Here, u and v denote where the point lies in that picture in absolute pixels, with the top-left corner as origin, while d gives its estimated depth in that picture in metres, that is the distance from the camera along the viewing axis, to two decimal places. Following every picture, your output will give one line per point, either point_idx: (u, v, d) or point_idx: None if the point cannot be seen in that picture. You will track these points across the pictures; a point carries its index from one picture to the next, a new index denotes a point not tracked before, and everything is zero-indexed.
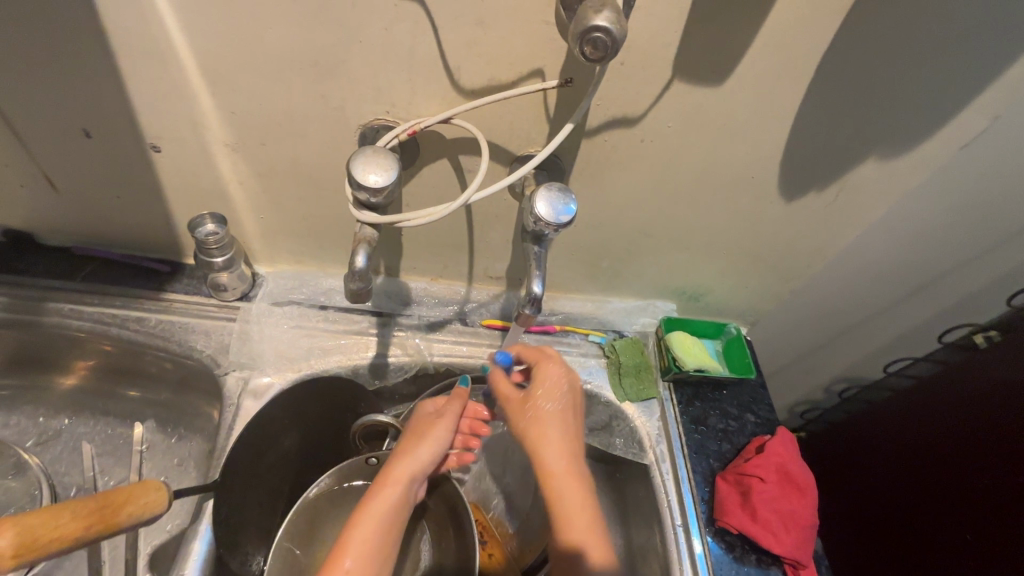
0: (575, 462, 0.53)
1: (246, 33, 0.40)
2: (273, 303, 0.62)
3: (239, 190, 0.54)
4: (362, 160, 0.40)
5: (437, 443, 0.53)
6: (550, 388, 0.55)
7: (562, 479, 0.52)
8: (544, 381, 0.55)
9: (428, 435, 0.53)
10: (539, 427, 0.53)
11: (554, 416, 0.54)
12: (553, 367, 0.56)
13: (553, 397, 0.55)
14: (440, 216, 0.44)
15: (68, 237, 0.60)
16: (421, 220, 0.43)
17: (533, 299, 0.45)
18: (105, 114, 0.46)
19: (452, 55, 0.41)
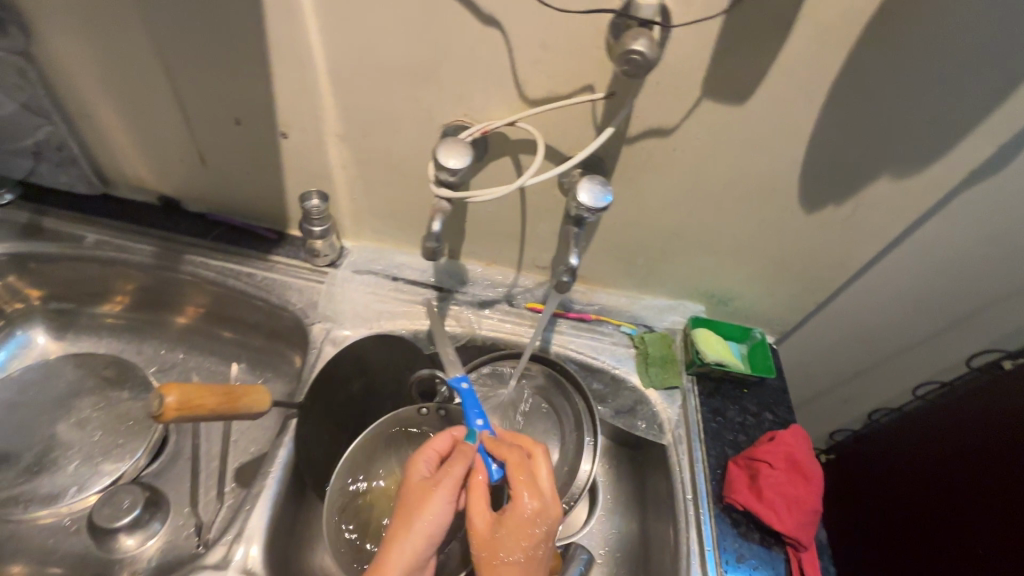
0: None
1: (368, 47, 0.52)
2: (355, 272, 0.74)
3: (340, 173, 0.67)
4: (443, 147, 0.51)
5: (422, 530, 0.52)
6: (518, 528, 0.53)
7: None
8: (519, 521, 0.53)
9: (403, 546, 0.52)
10: (496, 571, 0.52)
11: (516, 563, 0.52)
12: (530, 505, 0.54)
13: (523, 546, 0.53)
14: (501, 195, 0.54)
15: (204, 205, 0.75)
16: (486, 198, 0.53)
17: (569, 270, 0.55)
18: (254, 106, 0.60)
19: (521, 71, 0.52)
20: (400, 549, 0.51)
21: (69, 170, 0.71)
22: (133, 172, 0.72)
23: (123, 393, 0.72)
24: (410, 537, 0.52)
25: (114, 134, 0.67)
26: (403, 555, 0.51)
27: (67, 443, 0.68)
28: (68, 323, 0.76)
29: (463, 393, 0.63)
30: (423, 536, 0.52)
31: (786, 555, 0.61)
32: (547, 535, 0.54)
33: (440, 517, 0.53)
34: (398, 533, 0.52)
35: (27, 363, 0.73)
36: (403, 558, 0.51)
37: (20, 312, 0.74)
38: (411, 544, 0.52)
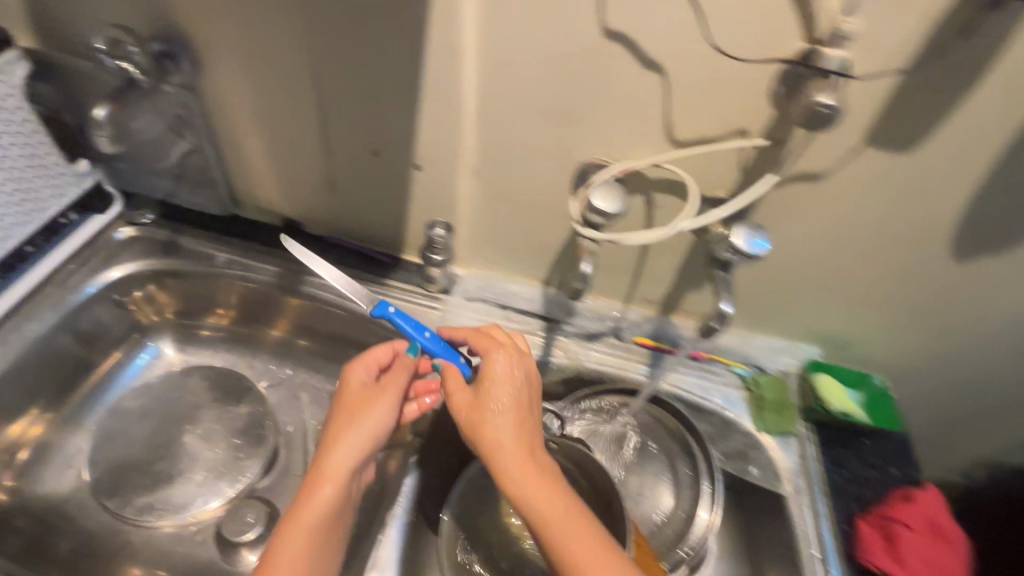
0: (531, 452, 0.50)
1: (522, 90, 0.54)
2: (467, 298, 0.75)
3: (466, 204, 0.68)
4: (599, 194, 0.51)
5: (375, 417, 0.56)
6: (495, 385, 0.54)
7: (521, 476, 0.48)
8: (496, 373, 0.55)
9: (350, 433, 0.55)
10: (489, 426, 0.51)
11: (506, 410, 0.52)
12: (502, 357, 0.57)
13: (506, 392, 0.54)
14: (655, 238, 0.51)
15: (324, 229, 0.77)
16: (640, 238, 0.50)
17: (721, 316, 0.51)
18: (395, 138, 0.62)
19: (675, 115, 0.52)
20: (346, 441, 0.54)
21: (205, 191, 0.75)
22: (263, 194, 0.75)
23: (240, 407, 0.75)
24: (357, 430, 0.55)
25: (253, 159, 0.70)
26: (349, 443, 0.54)
27: (190, 454, 0.70)
28: (189, 335, 0.79)
29: (394, 316, 0.62)
30: (376, 422, 0.56)
31: None
32: (528, 380, 0.56)
33: (386, 413, 0.57)
34: (341, 429, 0.55)
35: (161, 374, 0.77)
36: (351, 448, 0.54)
37: (152, 324, 0.77)
38: (359, 432, 0.55)
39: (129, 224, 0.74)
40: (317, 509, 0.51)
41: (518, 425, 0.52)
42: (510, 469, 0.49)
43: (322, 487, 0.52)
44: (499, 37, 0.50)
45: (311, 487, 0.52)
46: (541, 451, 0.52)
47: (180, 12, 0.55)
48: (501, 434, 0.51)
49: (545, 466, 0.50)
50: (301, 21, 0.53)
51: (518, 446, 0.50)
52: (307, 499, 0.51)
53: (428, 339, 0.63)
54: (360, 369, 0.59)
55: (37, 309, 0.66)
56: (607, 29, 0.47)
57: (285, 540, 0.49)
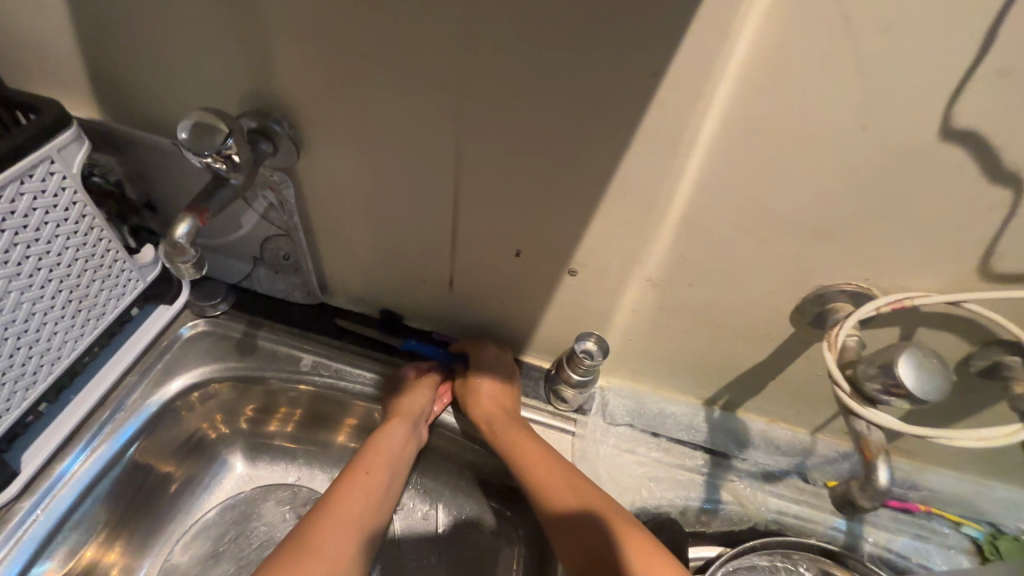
0: (508, 412, 0.56)
1: (763, 198, 0.37)
2: (611, 423, 0.59)
3: (626, 315, 0.52)
4: (915, 362, 0.35)
5: (416, 393, 0.59)
6: (482, 367, 0.58)
7: (506, 427, 0.55)
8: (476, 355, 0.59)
9: (398, 405, 0.58)
10: (474, 394, 0.57)
11: (493, 380, 0.57)
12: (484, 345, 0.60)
13: (486, 367, 0.58)
14: (992, 441, 0.35)
15: (432, 323, 0.63)
16: (964, 440, 0.35)
17: None
18: (550, 241, 0.47)
19: (1005, 243, 0.35)
20: (411, 398, 0.58)
21: (287, 278, 0.62)
22: (359, 283, 0.61)
23: None
24: (414, 393, 0.59)
25: (352, 246, 0.56)
26: (413, 401, 0.58)
27: None
28: (261, 444, 0.66)
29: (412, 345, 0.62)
30: (417, 396, 0.59)
31: None
32: (510, 363, 0.59)
33: (424, 394, 0.59)
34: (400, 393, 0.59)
35: (230, 496, 0.64)
36: (413, 404, 0.58)
37: (220, 434, 0.64)
38: (419, 396, 0.59)
39: (198, 317, 0.62)
40: (392, 443, 0.55)
41: (504, 393, 0.58)
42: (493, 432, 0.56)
43: (393, 428, 0.56)
44: (749, 131, 0.34)
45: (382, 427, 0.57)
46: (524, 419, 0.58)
47: (284, 82, 0.41)
48: (498, 399, 0.57)
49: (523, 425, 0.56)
50: (452, 102, 0.38)
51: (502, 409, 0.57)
52: (379, 435, 0.56)
53: (444, 355, 0.62)
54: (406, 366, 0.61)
55: (91, 438, 0.53)
56: (947, 128, 0.30)
57: (367, 459, 0.54)
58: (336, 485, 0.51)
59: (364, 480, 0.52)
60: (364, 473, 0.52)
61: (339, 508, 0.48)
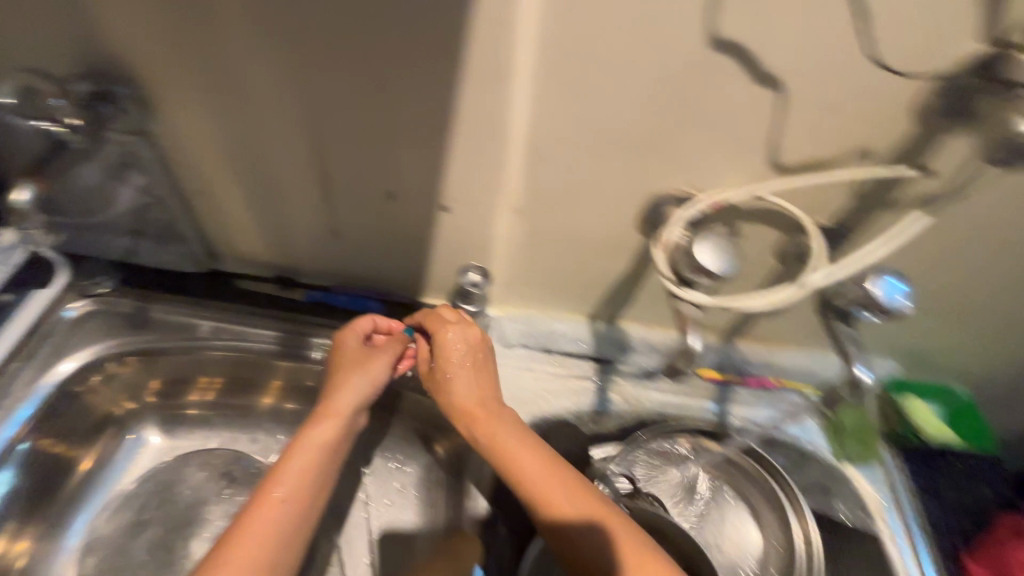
0: (490, 404, 0.53)
1: (589, 118, 0.42)
2: (506, 345, 0.65)
3: (504, 244, 0.56)
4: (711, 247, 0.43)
5: (353, 386, 0.55)
6: (450, 354, 0.54)
7: (490, 422, 0.51)
8: (443, 341, 0.54)
9: (333, 400, 0.54)
10: (449, 383, 0.54)
11: (466, 365, 0.54)
12: (450, 329, 0.55)
13: (456, 352, 0.54)
14: (779, 302, 0.42)
15: (327, 277, 0.65)
16: (755, 304, 0.42)
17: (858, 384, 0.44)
18: (418, 178, 0.49)
19: (785, 136, 0.41)
20: (350, 389, 0.55)
21: (175, 247, 0.62)
22: (248, 243, 0.61)
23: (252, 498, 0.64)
24: (355, 376, 0.55)
25: (232, 207, 0.57)
26: (346, 397, 0.55)
27: None
28: (176, 416, 0.67)
29: (317, 295, 0.64)
30: (354, 388, 0.55)
31: None
32: (481, 343, 0.55)
33: (364, 386, 0.55)
34: (344, 374, 0.56)
35: (147, 469, 0.64)
36: (349, 397, 0.55)
37: (127, 409, 0.65)
38: (357, 386, 0.55)
39: (82, 297, 0.60)
40: (319, 448, 0.52)
41: (479, 376, 0.54)
42: (472, 427, 0.52)
43: (322, 430, 0.52)
44: (560, 54, 0.38)
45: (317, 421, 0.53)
46: (508, 408, 0.54)
47: (121, 35, 0.41)
48: (472, 393, 0.53)
49: (508, 416, 0.52)
50: (292, 41, 0.40)
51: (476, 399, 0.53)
52: (309, 432, 0.52)
53: (349, 300, 0.64)
54: (349, 337, 0.58)
55: None
56: (715, 36, 0.35)
57: (286, 474, 0.49)
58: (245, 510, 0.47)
59: (279, 504, 0.47)
60: (280, 499, 0.47)
61: (246, 544, 0.44)
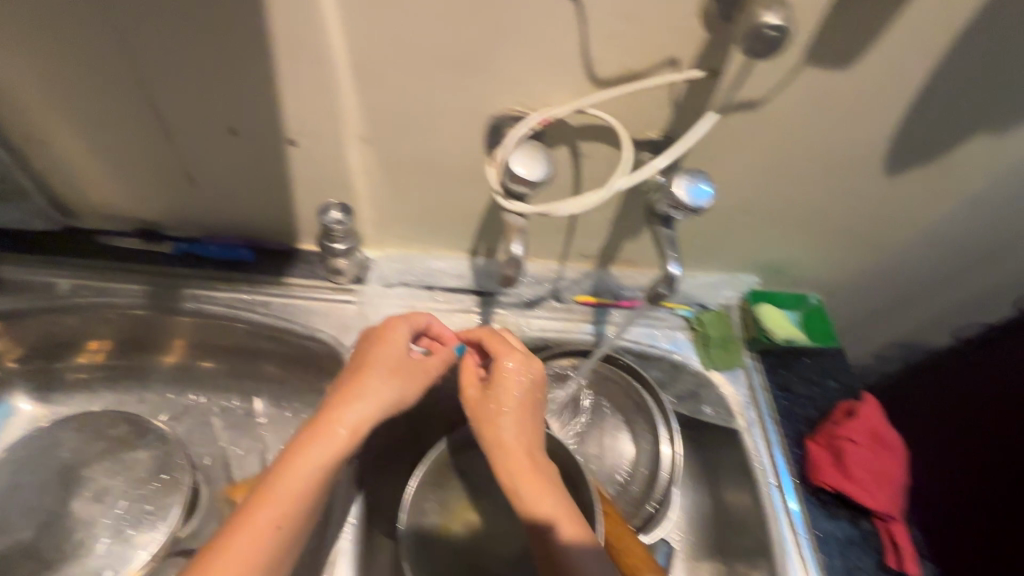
0: (535, 454, 0.51)
1: (404, 34, 0.43)
2: (386, 285, 0.66)
3: (363, 179, 0.57)
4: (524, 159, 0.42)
5: (375, 400, 0.49)
6: (515, 393, 0.52)
7: (529, 474, 0.49)
8: (505, 378, 0.52)
9: (345, 412, 0.48)
10: (495, 420, 0.51)
11: (518, 407, 0.52)
12: (512, 364, 0.53)
13: (512, 391, 0.52)
14: (590, 205, 0.44)
15: (192, 228, 0.63)
16: (571, 208, 0.44)
17: (669, 279, 0.47)
18: (255, 111, 0.49)
19: (593, 48, 0.43)
20: (370, 402, 0.49)
21: (20, 205, 0.60)
22: (101, 197, 0.60)
23: (138, 453, 0.63)
24: (384, 387, 0.50)
25: (74, 156, 0.55)
26: (363, 413, 0.48)
27: (89, 520, 0.59)
28: (54, 380, 0.67)
29: (184, 247, 0.63)
30: (376, 404, 0.49)
31: (874, 528, 0.60)
32: (537, 386, 0.54)
33: (385, 401, 0.50)
34: (370, 381, 0.50)
35: (26, 429, 0.66)
36: (363, 412, 0.48)
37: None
38: (376, 400, 0.49)
39: None
40: (321, 467, 0.47)
41: (527, 419, 0.52)
42: (514, 472, 0.49)
43: (325, 447, 0.47)
44: None
45: (325, 428, 0.47)
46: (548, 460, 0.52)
47: None
48: (524, 440, 0.51)
49: (548, 467, 0.51)
50: None
51: (521, 441, 0.51)
52: (311, 445, 0.47)
53: (217, 250, 0.63)
54: (390, 347, 0.52)
55: None
56: None
57: (279, 495, 0.45)
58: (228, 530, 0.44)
59: (267, 530, 0.44)
60: (271, 524, 0.45)
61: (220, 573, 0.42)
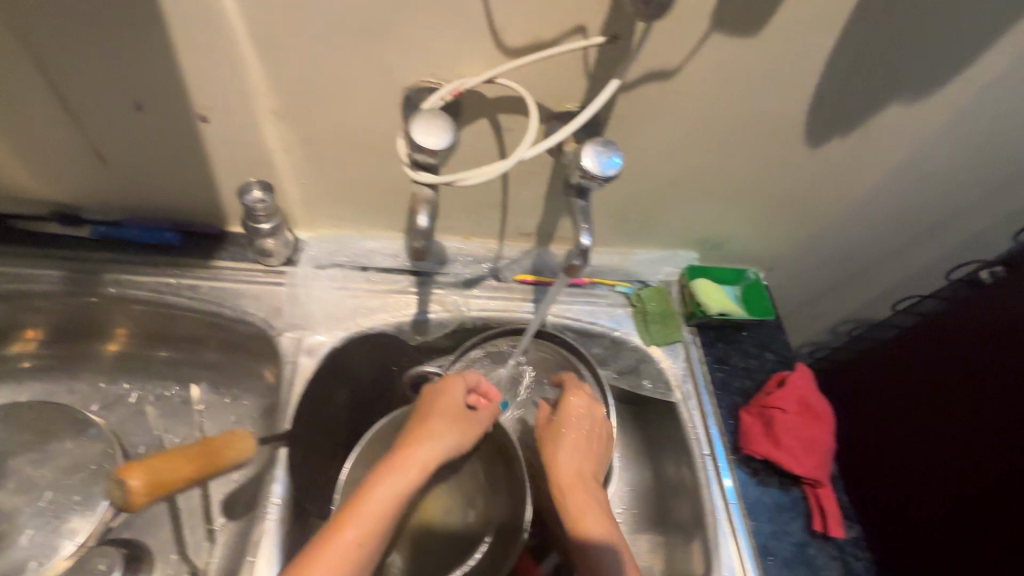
0: (586, 477, 0.60)
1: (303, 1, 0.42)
2: (318, 267, 0.65)
3: (284, 157, 0.56)
4: (423, 122, 0.41)
5: (444, 440, 0.54)
6: (575, 420, 0.63)
7: (574, 491, 0.59)
8: (570, 406, 0.63)
9: (417, 449, 0.52)
10: (557, 442, 0.62)
11: (580, 432, 0.62)
12: (576, 397, 0.64)
13: (575, 420, 0.63)
14: (495, 175, 0.44)
15: (113, 210, 0.61)
16: (477, 179, 0.43)
17: (582, 252, 0.47)
18: (160, 86, 0.47)
19: (498, 16, 0.43)
20: (443, 441, 0.54)
21: None
22: (9, 179, 0.57)
23: (65, 442, 0.62)
24: (448, 434, 0.54)
25: None
26: (434, 449, 0.53)
27: (9, 512, 0.58)
28: None
29: (105, 231, 0.61)
30: (445, 443, 0.54)
31: (804, 494, 0.62)
32: (600, 421, 0.64)
33: (450, 444, 0.54)
34: (439, 424, 0.55)
35: None
36: (434, 450, 0.53)
37: None
38: (443, 441, 0.54)
39: None
40: (396, 495, 0.48)
41: (586, 445, 0.62)
42: (562, 489, 0.59)
43: (402, 477, 0.49)
44: None
45: (401, 463, 0.50)
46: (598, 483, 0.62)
47: None
48: (570, 459, 0.61)
49: (595, 489, 0.60)
50: None
51: (579, 464, 0.61)
52: (387, 474, 0.49)
53: (141, 233, 0.61)
54: (455, 393, 0.58)
55: None
56: None
57: (357, 516, 0.46)
58: (311, 552, 0.43)
59: (354, 551, 0.44)
60: (356, 544, 0.44)
61: None
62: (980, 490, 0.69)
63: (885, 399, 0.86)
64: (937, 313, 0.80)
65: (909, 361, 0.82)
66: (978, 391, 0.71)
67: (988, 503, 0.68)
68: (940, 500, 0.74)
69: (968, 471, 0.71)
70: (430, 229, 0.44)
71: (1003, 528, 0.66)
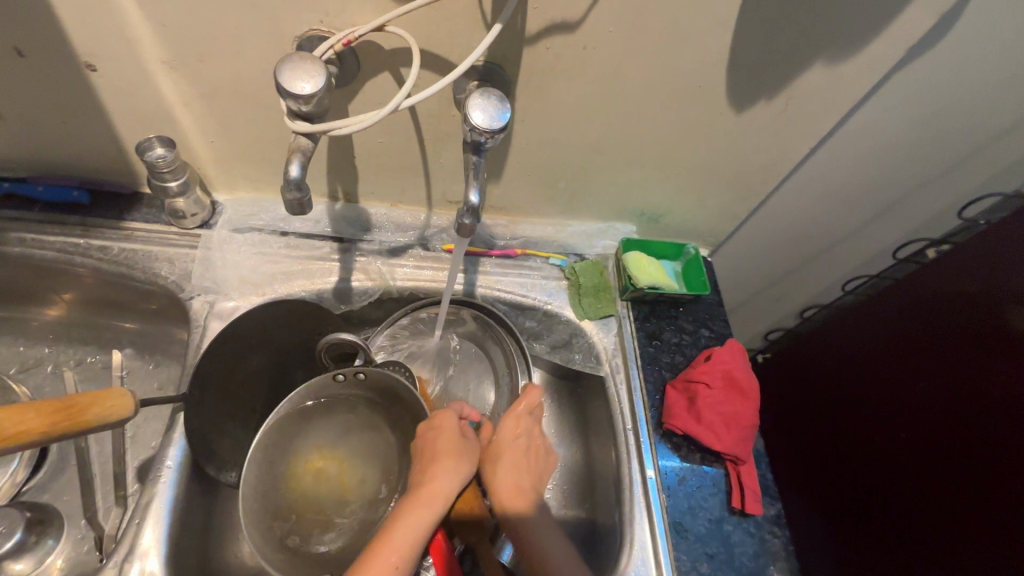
0: (534, 489, 0.59)
1: None
2: (234, 231, 0.64)
3: (185, 114, 0.54)
4: (290, 67, 0.39)
5: (460, 467, 0.55)
6: (518, 433, 0.61)
7: (527, 505, 0.58)
8: (512, 417, 0.62)
9: (438, 479, 0.54)
10: (506, 454, 0.60)
11: (524, 445, 0.61)
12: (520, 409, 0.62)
13: (520, 431, 0.61)
14: (372, 123, 0.43)
15: (19, 167, 0.60)
16: (354, 127, 0.43)
17: (470, 209, 0.47)
18: (36, 30, 0.45)
19: None
20: (457, 468, 0.55)
21: None
22: None
23: None
24: (461, 464, 0.55)
25: None
26: (453, 477, 0.54)
27: None
28: None
29: (8, 186, 0.60)
30: (463, 468, 0.55)
31: (726, 471, 0.61)
32: (540, 437, 0.63)
33: (463, 470, 0.55)
34: (450, 452, 0.56)
35: None
36: (453, 478, 0.54)
37: None
38: (458, 468, 0.55)
39: None
40: (423, 522, 0.51)
41: (532, 457, 0.61)
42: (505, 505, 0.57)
43: (427, 506, 0.52)
44: None
45: (424, 492, 0.52)
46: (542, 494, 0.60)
47: None
48: (519, 469, 0.59)
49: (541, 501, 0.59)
50: None
51: (527, 476, 0.60)
52: (413, 504, 0.52)
53: (44, 190, 0.60)
54: (451, 422, 0.58)
55: None
56: None
57: (393, 541, 0.49)
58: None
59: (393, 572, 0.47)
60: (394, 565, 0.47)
61: None
62: (940, 471, 0.64)
63: (838, 394, 0.82)
64: (879, 299, 0.78)
65: (860, 353, 0.80)
66: (919, 365, 0.69)
67: (947, 485, 0.63)
68: (872, 480, 0.73)
69: (916, 449, 0.67)
70: (305, 179, 0.43)
71: (963, 506, 0.61)
